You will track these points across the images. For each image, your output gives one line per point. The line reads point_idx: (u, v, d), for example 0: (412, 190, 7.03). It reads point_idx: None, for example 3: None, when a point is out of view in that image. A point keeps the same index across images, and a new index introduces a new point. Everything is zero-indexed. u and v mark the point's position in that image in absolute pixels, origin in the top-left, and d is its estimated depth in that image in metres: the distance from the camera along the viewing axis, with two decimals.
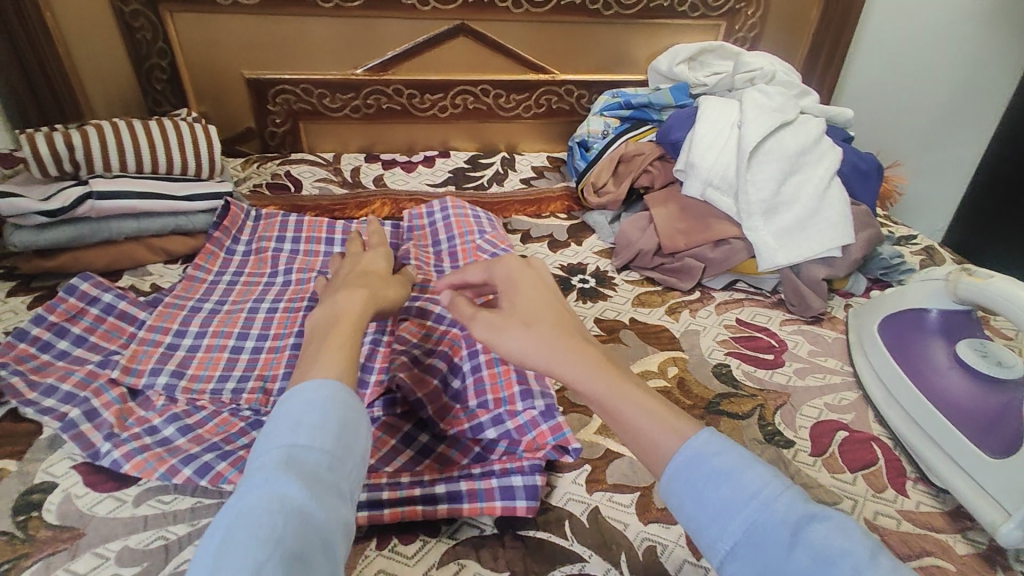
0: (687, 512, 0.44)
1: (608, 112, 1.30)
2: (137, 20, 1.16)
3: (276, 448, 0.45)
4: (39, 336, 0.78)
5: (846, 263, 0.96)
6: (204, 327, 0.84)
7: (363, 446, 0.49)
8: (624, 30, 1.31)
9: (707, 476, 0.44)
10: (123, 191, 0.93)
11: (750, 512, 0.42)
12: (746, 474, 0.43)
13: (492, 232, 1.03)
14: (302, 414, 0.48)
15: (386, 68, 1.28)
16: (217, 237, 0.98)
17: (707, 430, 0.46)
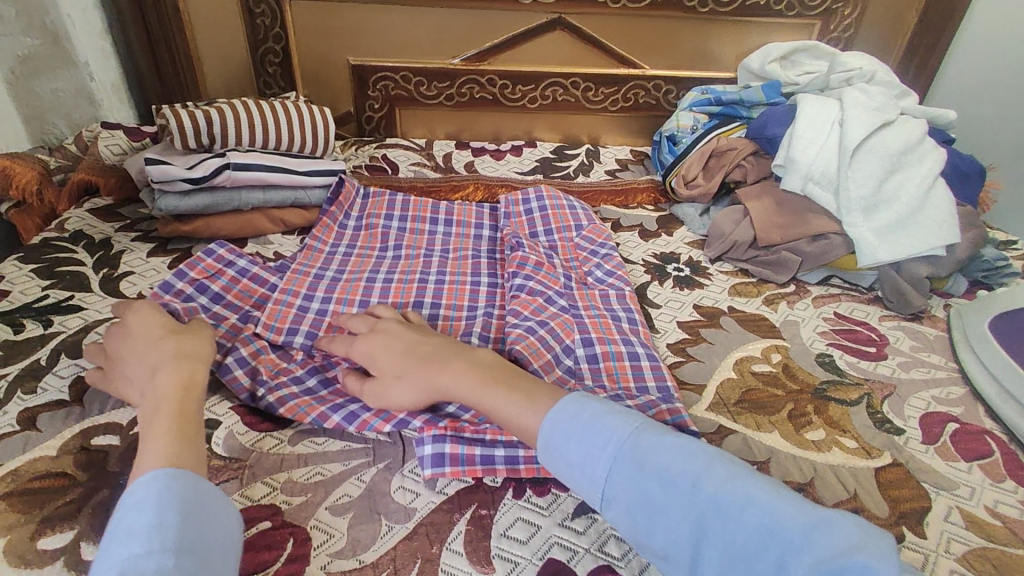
0: (566, 465, 0.54)
1: (696, 108, 1.32)
2: (259, 7, 1.24)
3: (111, 565, 0.43)
4: (182, 290, 0.83)
5: (949, 263, 0.97)
6: (329, 293, 0.89)
7: (224, 520, 0.50)
8: (717, 27, 1.33)
9: (577, 432, 0.54)
10: (255, 164, 1.01)
11: (607, 456, 0.52)
12: (603, 424, 0.54)
13: (588, 227, 1.06)
14: (133, 520, 0.46)
15: (482, 58, 1.33)
16: (331, 211, 1.03)
17: (565, 399, 0.57)
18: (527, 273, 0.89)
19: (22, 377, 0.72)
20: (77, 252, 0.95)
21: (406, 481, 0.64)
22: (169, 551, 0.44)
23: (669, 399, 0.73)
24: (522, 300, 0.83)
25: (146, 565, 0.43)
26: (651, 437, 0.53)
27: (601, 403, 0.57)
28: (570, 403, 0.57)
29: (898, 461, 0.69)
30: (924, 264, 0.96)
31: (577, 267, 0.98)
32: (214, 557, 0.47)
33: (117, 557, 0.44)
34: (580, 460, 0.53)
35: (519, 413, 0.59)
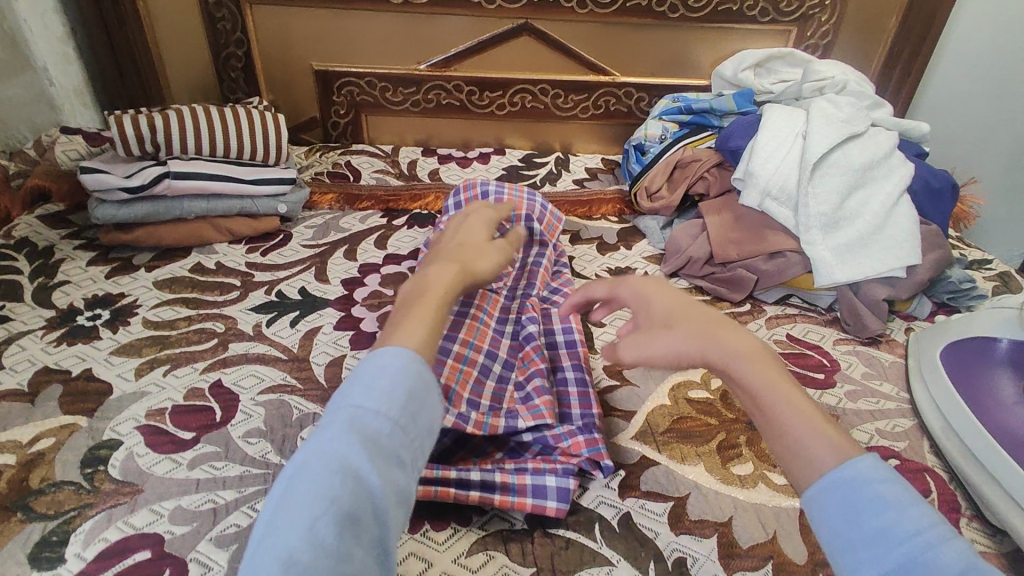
0: (826, 532, 0.40)
1: (666, 116, 1.28)
2: (219, 11, 1.23)
3: (343, 407, 0.42)
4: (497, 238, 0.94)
5: (910, 285, 0.92)
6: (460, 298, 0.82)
7: (434, 416, 0.45)
8: (689, 34, 1.29)
9: (861, 510, 0.38)
10: (197, 172, 0.99)
11: (903, 553, 0.36)
12: (907, 512, 0.37)
13: (539, 224, 1.01)
14: (376, 376, 0.43)
15: (448, 64, 1.30)
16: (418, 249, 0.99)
17: (871, 456, 0.40)
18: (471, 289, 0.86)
19: None
20: (18, 260, 0.95)
21: None
22: (394, 422, 0.41)
23: (588, 428, 0.68)
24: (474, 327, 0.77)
25: (374, 423, 0.41)
26: (980, 565, 0.35)
27: (899, 481, 0.39)
28: (861, 467, 0.39)
29: None
30: (881, 286, 0.92)
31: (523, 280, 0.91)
32: (422, 447, 0.43)
33: (349, 397, 0.42)
34: (853, 540, 0.38)
35: (810, 454, 0.42)
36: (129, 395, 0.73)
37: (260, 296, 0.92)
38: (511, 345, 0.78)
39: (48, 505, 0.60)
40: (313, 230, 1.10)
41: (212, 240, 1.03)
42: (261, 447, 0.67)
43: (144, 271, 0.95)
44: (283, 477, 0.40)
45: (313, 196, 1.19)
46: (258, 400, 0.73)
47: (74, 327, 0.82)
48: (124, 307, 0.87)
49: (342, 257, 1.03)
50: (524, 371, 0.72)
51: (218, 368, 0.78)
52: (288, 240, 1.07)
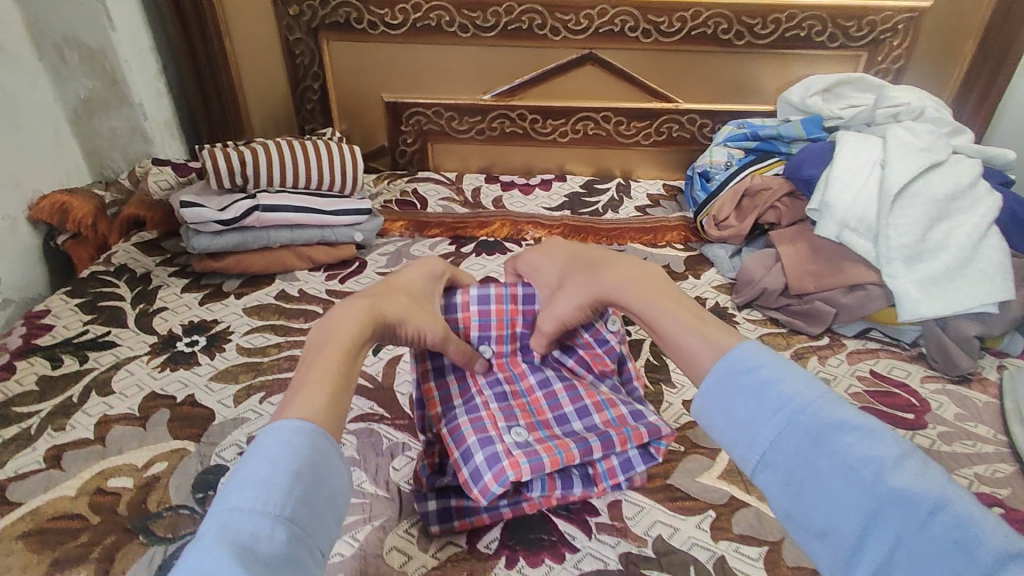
0: (717, 425, 0.51)
1: (731, 142, 1.28)
2: (298, 47, 1.29)
3: (220, 514, 0.43)
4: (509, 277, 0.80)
5: (1002, 322, 0.90)
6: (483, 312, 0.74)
7: (333, 483, 0.48)
8: (754, 59, 1.28)
9: (745, 390, 0.49)
10: (284, 205, 1.04)
11: (778, 418, 0.46)
12: (781, 384, 0.48)
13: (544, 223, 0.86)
14: (252, 470, 0.46)
15: (513, 94, 1.33)
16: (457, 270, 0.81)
17: (746, 342, 0.52)
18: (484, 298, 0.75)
19: (55, 413, 0.77)
20: (119, 286, 1.01)
21: (399, 540, 0.63)
22: (276, 516, 0.43)
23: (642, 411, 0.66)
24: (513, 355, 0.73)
25: (246, 526, 0.42)
26: (842, 411, 0.46)
27: (773, 353, 0.51)
28: (741, 354, 0.51)
29: None
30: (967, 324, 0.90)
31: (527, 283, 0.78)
32: (317, 528, 0.45)
33: (230, 504, 0.44)
34: (737, 425, 0.49)
35: (689, 341, 0.56)
36: (230, 421, 0.77)
37: None
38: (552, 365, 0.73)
39: (166, 527, 0.63)
40: (386, 258, 1.14)
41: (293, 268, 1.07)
42: (357, 477, 0.70)
43: (234, 298, 1.00)
44: None
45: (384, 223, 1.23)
46: (350, 429, 0.76)
47: (174, 352, 0.87)
48: (218, 334, 0.91)
49: None
50: (592, 396, 0.68)
51: None
52: (363, 267, 1.10)
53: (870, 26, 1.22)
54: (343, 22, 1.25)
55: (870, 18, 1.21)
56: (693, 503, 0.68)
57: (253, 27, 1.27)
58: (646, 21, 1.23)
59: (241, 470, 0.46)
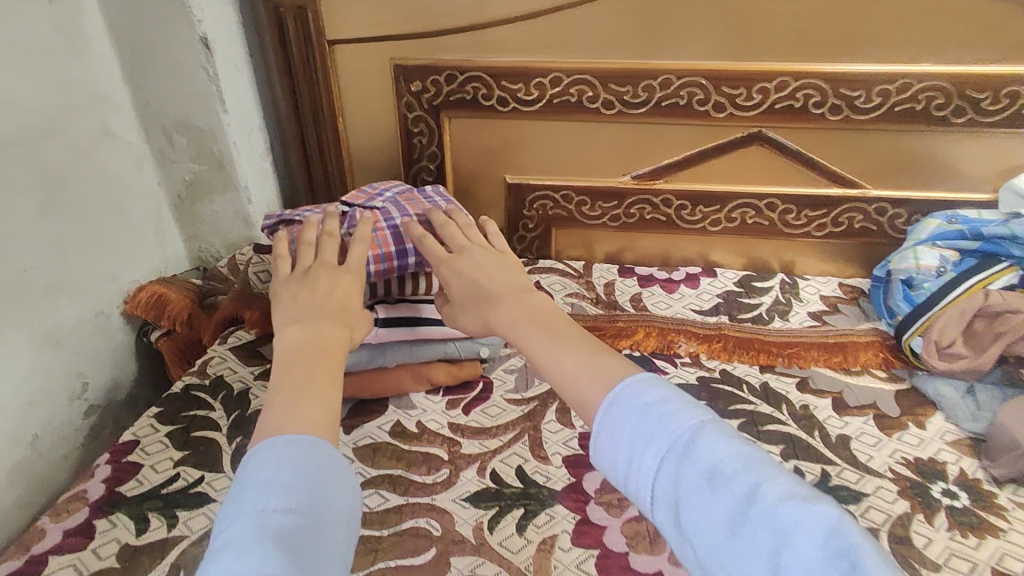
0: (613, 455, 0.52)
1: (941, 241, 1.02)
2: (417, 125, 1.15)
3: (247, 513, 0.48)
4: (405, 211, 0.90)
5: None
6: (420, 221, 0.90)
7: (340, 510, 0.52)
8: (975, 139, 1.02)
9: (647, 418, 0.51)
10: (404, 316, 0.87)
11: (657, 447, 0.49)
12: (695, 423, 0.49)
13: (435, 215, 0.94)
14: (272, 477, 0.51)
15: (657, 176, 1.13)
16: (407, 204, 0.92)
17: (642, 372, 0.56)
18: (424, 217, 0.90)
19: None
20: (214, 408, 0.87)
21: None
22: (301, 513, 0.49)
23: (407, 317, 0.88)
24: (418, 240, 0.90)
25: (283, 522, 0.48)
26: (710, 435, 0.48)
27: (690, 396, 0.53)
28: (637, 386, 0.54)
29: None
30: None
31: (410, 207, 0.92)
32: (330, 543, 0.50)
33: (250, 506, 0.49)
34: (655, 452, 0.49)
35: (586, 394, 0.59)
36: None
37: (472, 480, 0.76)
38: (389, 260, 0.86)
39: None
40: (515, 376, 0.95)
41: (410, 390, 0.90)
42: None
43: (343, 432, 0.83)
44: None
45: None
46: None
47: None
48: None
49: (556, 420, 0.86)
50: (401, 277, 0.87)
51: None
52: (489, 390, 0.92)
53: None
54: (469, 98, 1.10)
55: None
56: None
57: (370, 104, 1.14)
58: (837, 95, 1.00)
59: (236, 493, 0.51)
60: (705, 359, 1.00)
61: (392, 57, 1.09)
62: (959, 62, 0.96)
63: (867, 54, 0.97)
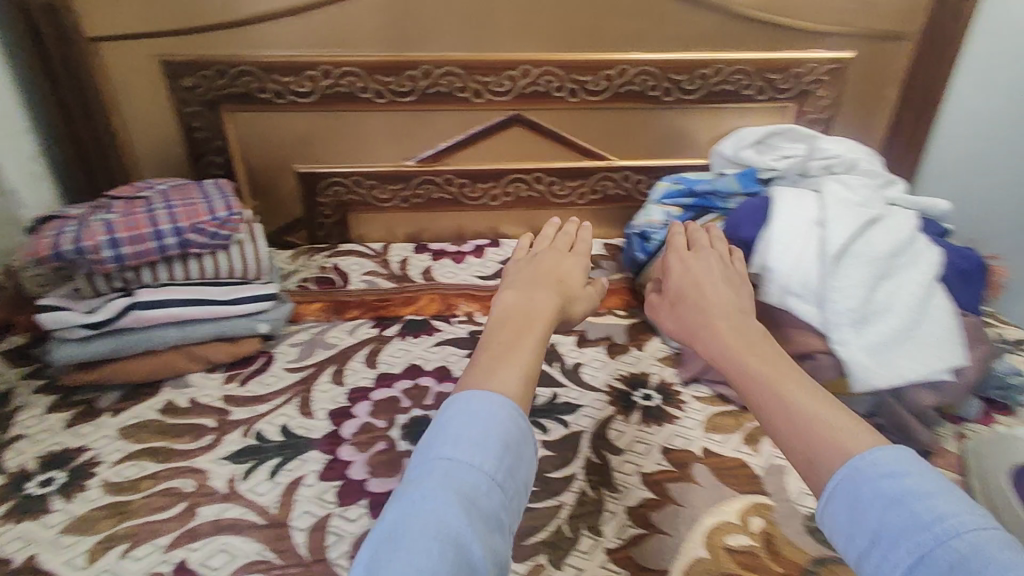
0: (847, 543, 0.58)
1: (667, 200, 1.21)
2: (197, 121, 1.16)
3: (436, 460, 0.60)
4: (178, 215, 0.92)
5: (961, 388, 0.84)
6: (178, 224, 0.91)
7: (525, 476, 0.64)
8: (686, 113, 1.23)
9: (883, 505, 0.56)
10: (169, 298, 0.91)
11: (926, 534, 0.52)
12: (936, 503, 0.54)
13: (214, 220, 0.94)
14: (464, 430, 0.62)
15: (435, 158, 1.24)
16: (187, 204, 0.94)
17: (890, 447, 0.59)
18: (199, 226, 0.93)
19: None
20: None
21: None
22: (494, 476, 0.60)
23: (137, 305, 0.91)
24: (180, 242, 0.92)
25: (478, 482, 0.59)
26: (994, 541, 0.50)
27: (905, 466, 0.57)
28: (884, 461, 0.58)
29: None
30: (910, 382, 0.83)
31: (189, 217, 0.92)
32: (517, 497, 0.62)
33: (449, 456, 0.60)
34: (869, 541, 0.56)
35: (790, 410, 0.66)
36: None
37: (236, 440, 0.82)
38: (124, 250, 0.88)
39: None
40: (298, 348, 1.02)
41: (186, 370, 0.94)
42: None
43: (109, 416, 0.86)
44: (380, 529, 0.55)
45: (297, 307, 1.11)
46: None
47: (20, 499, 0.73)
48: (82, 466, 0.77)
49: (329, 381, 0.94)
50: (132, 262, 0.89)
51: (184, 544, 0.68)
52: (270, 363, 0.98)
53: (796, 77, 1.19)
54: (245, 92, 1.14)
55: (794, 71, 1.18)
56: None
57: (146, 100, 1.14)
58: (571, 81, 1.16)
59: (433, 437, 0.63)
60: (479, 316, 1.11)
61: (159, 53, 1.10)
62: (661, 49, 1.15)
63: (589, 45, 1.14)
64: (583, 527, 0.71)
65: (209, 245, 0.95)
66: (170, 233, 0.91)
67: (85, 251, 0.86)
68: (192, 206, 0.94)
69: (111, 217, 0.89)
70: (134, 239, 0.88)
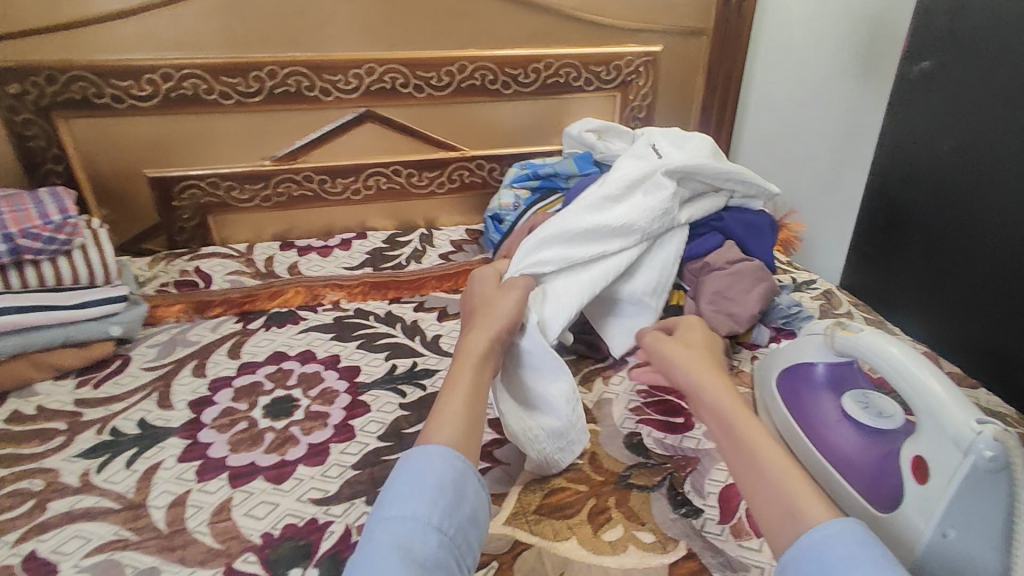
0: None
1: (517, 184, 1.33)
2: (29, 129, 1.12)
3: (379, 524, 0.57)
4: (7, 221, 0.90)
5: (747, 318, 0.99)
6: (7, 231, 0.89)
7: (472, 514, 0.61)
8: (527, 105, 1.36)
9: (817, 565, 0.52)
10: (8, 306, 0.90)
11: None
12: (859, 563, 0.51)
13: (48, 225, 0.93)
14: (409, 483, 0.60)
15: (292, 157, 1.28)
16: (16, 211, 0.91)
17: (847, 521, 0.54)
18: (33, 232, 0.91)
19: None
20: None
21: None
22: (434, 525, 0.57)
23: None
24: (11, 250, 0.90)
25: (417, 534, 0.56)
26: None
27: (853, 534, 0.53)
28: (825, 525, 0.54)
29: (690, 550, 0.67)
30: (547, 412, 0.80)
31: (19, 223, 0.91)
32: (465, 535, 0.59)
33: (390, 514, 0.58)
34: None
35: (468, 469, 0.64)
36: None
37: (90, 438, 0.83)
38: None
39: None
40: (158, 348, 1.02)
41: (34, 380, 0.92)
42: None
43: None
44: None
45: (155, 310, 1.10)
46: (81, 567, 0.66)
47: None
48: None
49: (190, 375, 0.96)
50: None
51: (33, 537, 0.69)
52: (127, 364, 0.98)
53: (617, 70, 1.36)
54: (79, 98, 1.11)
55: (615, 63, 1.36)
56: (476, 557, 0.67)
57: None
58: (415, 77, 1.26)
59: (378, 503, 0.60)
60: (345, 303, 1.17)
61: None
62: (495, 48, 1.29)
63: (430, 44, 1.25)
64: None
65: (46, 249, 0.93)
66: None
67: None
68: (22, 211, 0.92)
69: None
70: None
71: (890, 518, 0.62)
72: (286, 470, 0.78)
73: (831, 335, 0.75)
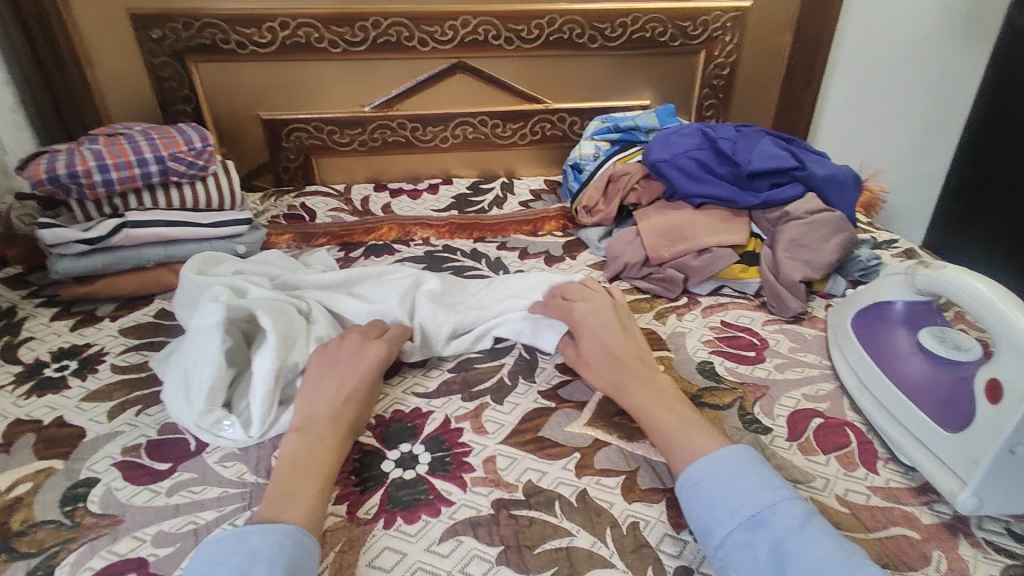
0: (694, 499, 0.60)
1: (597, 136, 1.37)
2: (165, 71, 1.26)
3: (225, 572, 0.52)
4: (158, 146, 1.05)
5: (823, 266, 1.02)
6: (159, 155, 1.04)
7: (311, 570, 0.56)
8: (610, 60, 1.40)
9: (719, 481, 0.59)
10: (153, 219, 1.04)
11: (763, 498, 0.57)
12: (763, 478, 0.59)
13: (189, 152, 1.07)
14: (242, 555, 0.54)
15: (389, 105, 1.37)
16: (166, 138, 1.06)
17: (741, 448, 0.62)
18: (176, 157, 1.05)
19: None
20: None
21: None
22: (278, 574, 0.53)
23: None
24: (160, 172, 1.05)
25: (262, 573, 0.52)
26: (792, 511, 0.56)
27: (751, 460, 0.61)
28: (738, 453, 0.62)
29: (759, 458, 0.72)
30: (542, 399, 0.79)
31: (167, 149, 1.05)
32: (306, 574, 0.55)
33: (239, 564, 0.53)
34: (711, 501, 0.59)
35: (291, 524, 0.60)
36: (102, 435, 0.76)
37: None
38: (109, 176, 1.01)
39: (30, 543, 0.63)
40: None
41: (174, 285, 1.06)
42: (237, 469, 0.71)
43: (109, 321, 0.99)
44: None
45: (270, 236, 1.23)
46: None
47: (41, 379, 0.87)
48: (90, 357, 0.91)
49: None
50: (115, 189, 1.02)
51: None
52: None
53: (704, 25, 1.38)
54: (210, 43, 1.25)
55: (703, 19, 1.37)
56: (561, 449, 0.74)
57: (114, 51, 1.24)
58: (506, 29, 1.33)
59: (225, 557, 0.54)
60: (434, 240, 1.26)
61: (128, 9, 1.20)
62: (584, 3, 1.33)
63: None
64: (520, 376, 0.87)
65: (187, 173, 1.07)
66: (150, 162, 1.03)
67: (77, 176, 0.99)
68: (169, 140, 1.06)
69: (97, 148, 1.01)
70: (117, 167, 1.01)
71: (956, 436, 0.65)
72: (392, 369, 0.88)
73: (914, 273, 0.78)
